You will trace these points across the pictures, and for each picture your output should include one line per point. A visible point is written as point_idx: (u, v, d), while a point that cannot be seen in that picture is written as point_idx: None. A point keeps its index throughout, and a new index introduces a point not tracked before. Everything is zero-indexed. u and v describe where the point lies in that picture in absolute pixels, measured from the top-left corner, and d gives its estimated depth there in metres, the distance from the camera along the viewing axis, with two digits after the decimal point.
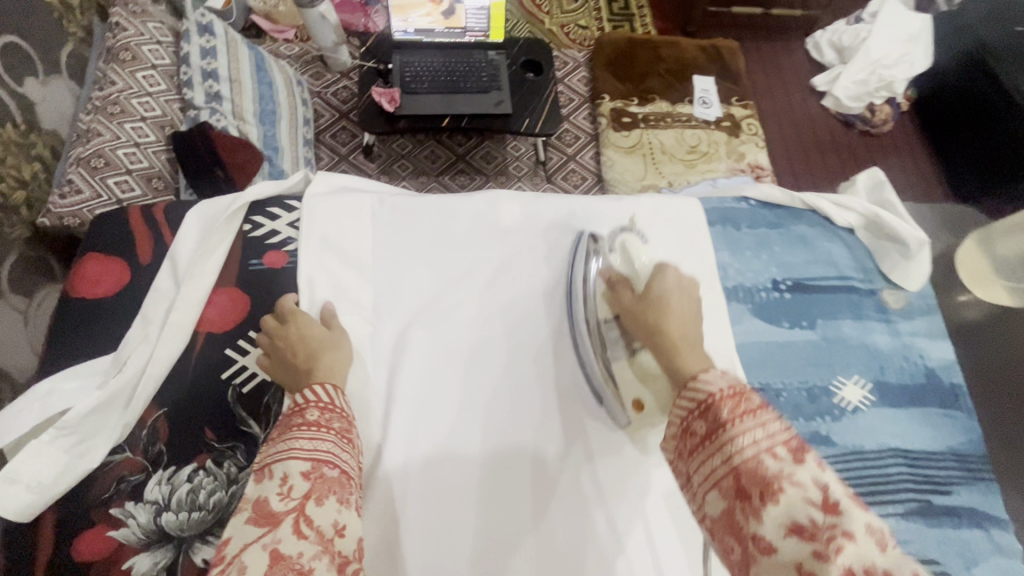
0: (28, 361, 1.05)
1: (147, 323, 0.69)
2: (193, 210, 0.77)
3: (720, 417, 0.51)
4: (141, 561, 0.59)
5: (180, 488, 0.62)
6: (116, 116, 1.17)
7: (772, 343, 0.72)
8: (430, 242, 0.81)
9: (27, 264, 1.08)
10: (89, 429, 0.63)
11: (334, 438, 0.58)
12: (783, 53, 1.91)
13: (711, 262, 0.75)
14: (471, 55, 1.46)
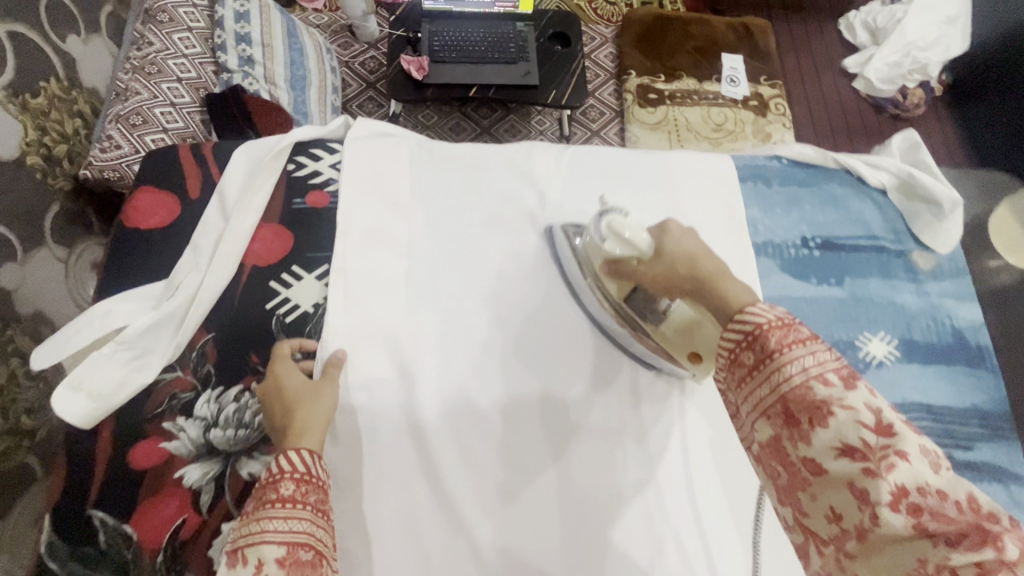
0: (69, 310, 1.09)
1: (197, 251, 0.70)
2: (241, 149, 0.77)
3: (768, 347, 0.51)
4: (192, 472, 0.60)
5: (227, 407, 0.63)
6: (153, 77, 1.21)
7: (799, 297, 0.72)
8: (465, 183, 0.79)
9: (69, 218, 1.11)
10: (145, 345, 0.64)
11: (309, 514, 0.52)
12: (815, 34, 1.87)
13: (741, 219, 0.76)
14: (500, 25, 1.46)
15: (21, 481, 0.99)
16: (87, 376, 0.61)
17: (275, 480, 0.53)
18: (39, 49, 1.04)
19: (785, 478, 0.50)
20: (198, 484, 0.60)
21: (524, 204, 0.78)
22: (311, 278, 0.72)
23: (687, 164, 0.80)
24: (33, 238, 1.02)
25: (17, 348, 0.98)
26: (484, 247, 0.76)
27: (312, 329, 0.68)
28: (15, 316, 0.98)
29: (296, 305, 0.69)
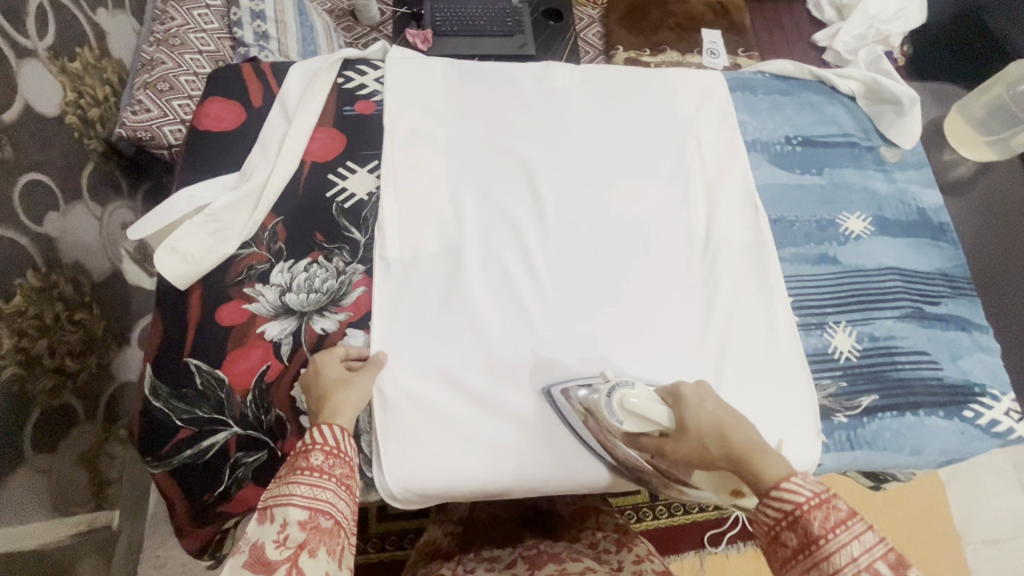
0: (103, 265, 1.16)
1: (265, 147, 0.79)
2: (295, 67, 0.86)
3: (812, 532, 0.53)
4: (272, 327, 0.70)
5: (299, 276, 0.73)
6: (177, 48, 1.28)
7: (788, 184, 0.84)
8: (491, 93, 0.86)
9: (101, 178, 1.18)
10: (227, 221, 0.73)
11: (333, 486, 0.59)
12: (785, 11, 2.00)
13: (732, 120, 0.87)
14: (496, 1, 1.56)
15: (64, 420, 1.04)
16: (182, 242, 0.71)
17: (308, 447, 0.60)
18: (74, 16, 1.11)
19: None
20: (278, 338, 0.70)
21: (548, 108, 0.85)
22: (363, 172, 0.80)
23: (686, 77, 0.89)
24: (72, 192, 1.09)
25: (61, 294, 1.04)
26: (514, 146, 0.82)
27: (368, 211, 0.77)
28: (58, 263, 1.04)
29: (350, 192, 0.78)
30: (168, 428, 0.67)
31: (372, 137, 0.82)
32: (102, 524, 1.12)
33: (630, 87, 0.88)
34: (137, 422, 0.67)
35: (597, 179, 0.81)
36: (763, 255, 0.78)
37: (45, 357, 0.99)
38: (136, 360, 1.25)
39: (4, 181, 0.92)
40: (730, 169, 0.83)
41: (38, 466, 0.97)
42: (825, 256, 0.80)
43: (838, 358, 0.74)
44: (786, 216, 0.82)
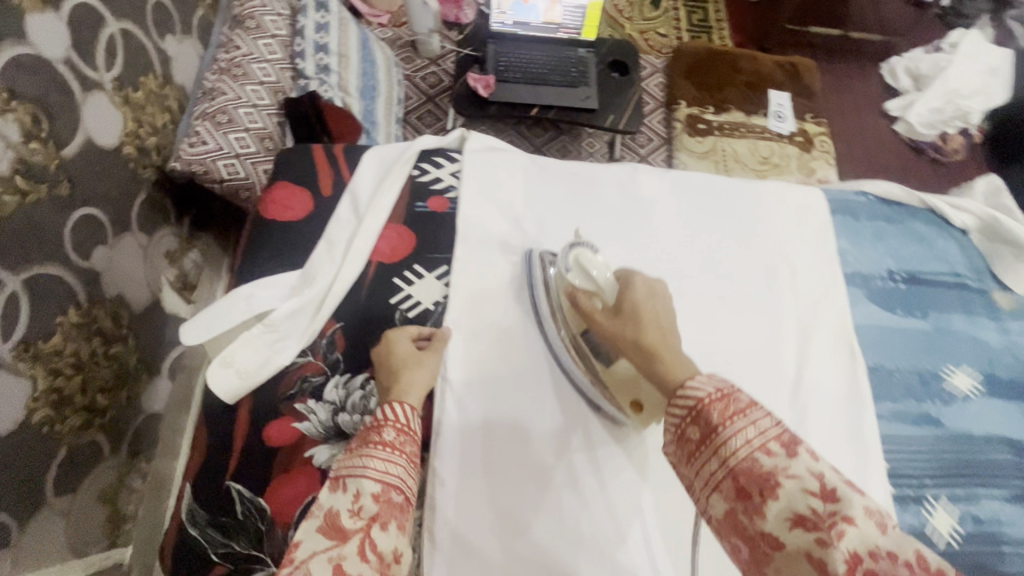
0: (142, 294, 1.14)
1: (331, 245, 0.84)
2: (371, 152, 0.94)
3: (711, 421, 0.53)
4: (322, 452, 0.69)
5: (354, 394, 0.73)
6: (238, 78, 1.26)
7: (884, 325, 0.84)
8: (579, 201, 0.90)
9: (152, 209, 1.16)
10: (286, 330, 0.77)
11: (404, 462, 0.60)
12: (858, 76, 1.92)
13: (829, 248, 0.88)
14: (562, 51, 1.53)
15: (89, 457, 1.02)
16: (238, 355, 0.74)
17: (378, 423, 0.62)
18: (143, 45, 1.10)
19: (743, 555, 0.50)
20: (326, 465, 0.69)
21: (635, 219, 0.88)
22: (431, 278, 0.84)
23: (774, 201, 0.92)
24: (123, 223, 1.07)
25: (99, 328, 1.02)
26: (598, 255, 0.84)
27: (432, 323, 0.79)
28: (101, 297, 1.02)
29: (415, 300, 0.81)
30: (204, 564, 0.65)
31: (442, 238, 0.87)
32: (114, 563, 1.10)
33: (716, 205, 0.91)
34: (174, 548, 0.66)
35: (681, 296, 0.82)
36: (858, 409, 0.75)
37: (78, 393, 0.97)
38: (165, 392, 1.23)
39: (57, 218, 0.90)
40: (816, 307, 0.83)
41: (59, 507, 0.95)
42: (927, 415, 0.78)
43: (937, 541, 0.70)
44: (883, 364, 0.80)
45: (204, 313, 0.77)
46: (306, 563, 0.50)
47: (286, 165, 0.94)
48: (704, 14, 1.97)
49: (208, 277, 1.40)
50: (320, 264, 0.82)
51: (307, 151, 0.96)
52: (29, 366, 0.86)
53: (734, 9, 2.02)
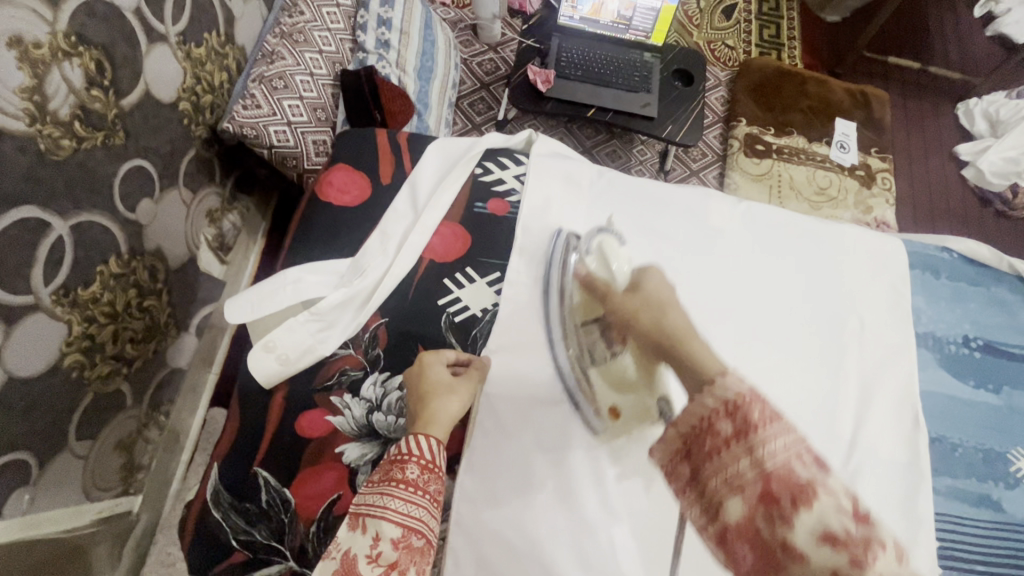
0: (180, 251, 1.14)
1: (386, 239, 0.85)
2: (434, 146, 0.94)
3: (751, 418, 0.46)
4: (353, 450, 0.70)
5: (391, 395, 0.73)
6: (298, 44, 1.24)
7: (955, 397, 0.80)
8: (648, 218, 0.87)
9: (199, 166, 1.16)
10: (331, 319, 0.78)
11: (426, 503, 0.61)
12: (930, 115, 1.83)
13: (904, 303, 0.84)
14: (626, 53, 1.49)
15: (111, 407, 1.02)
16: (281, 341, 0.74)
17: (402, 458, 0.62)
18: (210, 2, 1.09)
19: (752, 563, 0.45)
20: (355, 464, 0.70)
21: (703, 245, 0.85)
22: (482, 283, 0.84)
23: (851, 245, 0.88)
24: (170, 178, 1.07)
25: (136, 281, 1.02)
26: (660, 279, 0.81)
27: (478, 331, 0.79)
28: (142, 249, 1.02)
29: (464, 305, 0.81)
30: (224, 547, 0.67)
31: (498, 247, 0.87)
32: (123, 511, 1.11)
33: (790, 242, 0.87)
34: (195, 527, 0.68)
35: (742, 333, 0.79)
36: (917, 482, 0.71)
37: (109, 343, 0.98)
38: (191, 348, 1.24)
39: (108, 167, 0.90)
40: (882, 364, 0.79)
41: (78, 451, 0.96)
42: (986, 497, 0.74)
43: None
44: (947, 436, 0.77)
45: (256, 288, 0.77)
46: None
47: (344, 150, 0.94)
48: (777, 29, 1.89)
49: (245, 239, 1.41)
50: (371, 257, 0.83)
51: (370, 135, 0.96)
52: (66, 311, 0.87)
53: (809, 28, 1.94)
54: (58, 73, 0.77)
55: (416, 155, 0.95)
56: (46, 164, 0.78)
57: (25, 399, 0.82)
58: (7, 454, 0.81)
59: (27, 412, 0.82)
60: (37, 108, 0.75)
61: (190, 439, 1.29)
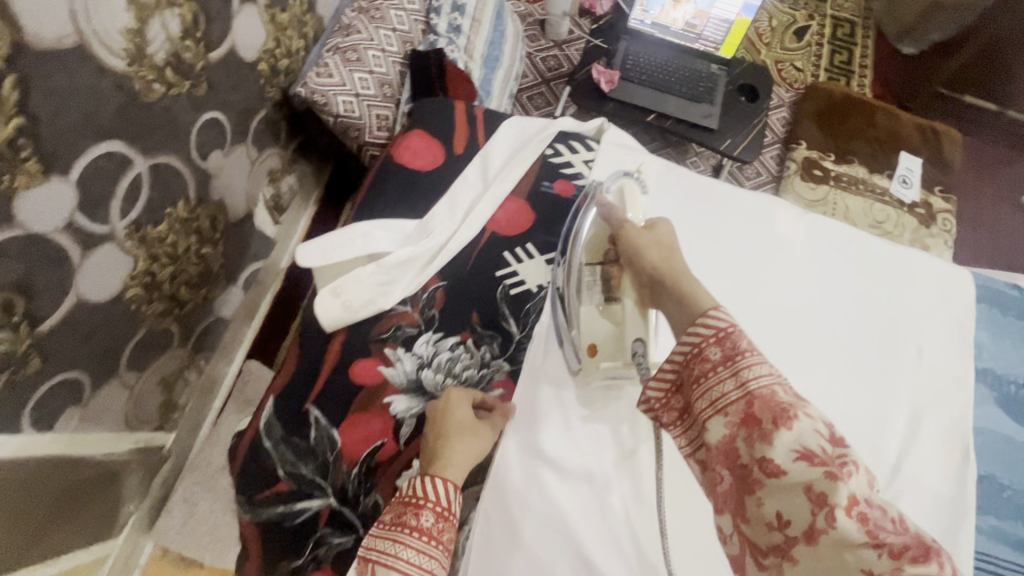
0: (240, 206, 1.19)
1: (454, 205, 0.88)
2: (509, 121, 0.97)
3: (739, 346, 0.59)
4: (400, 402, 0.78)
5: (441, 354, 0.81)
6: (375, 21, 1.28)
7: (1001, 435, 0.82)
8: (712, 221, 0.87)
9: (267, 126, 1.20)
10: (395, 275, 0.82)
11: (438, 553, 0.64)
12: (1002, 161, 1.76)
13: (966, 334, 0.83)
14: (693, 63, 1.48)
15: (160, 344, 1.07)
16: (348, 289, 0.79)
17: (418, 503, 0.66)
18: None
19: (731, 481, 0.57)
20: (400, 415, 0.78)
21: (768, 255, 0.84)
22: (540, 260, 0.89)
23: (920, 270, 0.86)
24: (241, 135, 1.11)
25: (197, 228, 1.06)
26: (720, 284, 0.82)
27: (530, 307, 0.86)
28: (207, 198, 1.07)
29: (519, 280, 0.87)
30: (271, 478, 0.76)
31: (555, 227, 0.91)
32: (156, 445, 1.16)
33: (852, 262, 0.85)
34: (245, 458, 0.78)
35: (796, 347, 0.79)
36: (959, 514, 0.72)
37: (166, 282, 1.02)
38: (236, 300, 1.28)
39: (190, 116, 0.94)
40: (936, 395, 0.78)
41: (126, 381, 1.00)
42: None
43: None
44: (995, 475, 0.79)
45: (327, 238, 0.81)
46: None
47: (419, 117, 0.97)
48: (848, 56, 1.85)
49: (298, 204, 1.45)
50: (437, 223, 0.87)
51: (448, 106, 0.98)
52: (134, 246, 0.91)
53: (882, 59, 1.88)
54: (160, 21, 0.82)
55: (488, 132, 0.96)
56: (137, 105, 0.82)
57: (88, 323, 0.86)
58: (65, 373, 0.85)
59: (88, 336, 0.87)
60: (136, 50, 0.79)
61: (224, 388, 1.33)
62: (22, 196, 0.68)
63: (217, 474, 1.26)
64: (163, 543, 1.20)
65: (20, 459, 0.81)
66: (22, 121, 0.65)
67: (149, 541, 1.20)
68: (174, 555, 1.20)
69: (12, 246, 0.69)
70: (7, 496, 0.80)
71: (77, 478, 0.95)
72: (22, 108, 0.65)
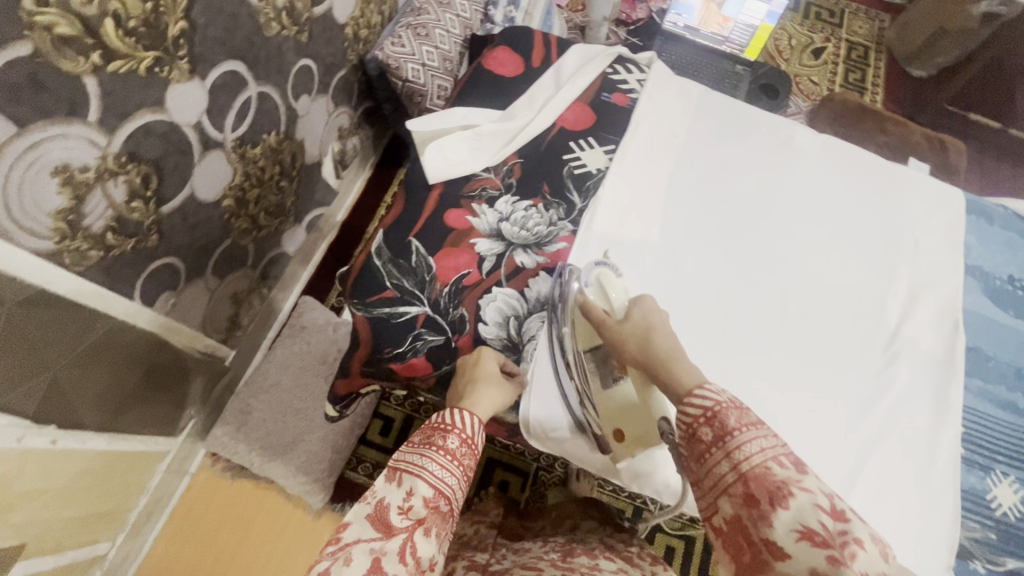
0: (315, 150, 1.34)
1: (531, 101, 0.96)
2: (576, 46, 1.03)
3: (727, 425, 0.54)
4: (483, 244, 0.82)
5: (517, 212, 0.85)
6: (443, 6, 1.43)
7: (994, 320, 0.86)
8: (735, 132, 0.95)
9: (344, 85, 1.37)
10: (482, 144, 0.90)
11: (459, 474, 0.63)
12: (1005, 176, 1.92)
13: (961, 237, 0.90)
14: (722, 62, 1.66)
15: (237, 259, 1.20)
16: (446, 147, 0.88)
17: (445, 427, 0.65)
18: None
19: (743, 560, 0.51)
20: (484, 254, 0.82)
21: (784, 161, 0.93)
22: (599, 150, 0.91)
23: (920, 181, 0.94)
24: (325, 86, 1.28)
25: (281, 160, 1.21)
26: (740, 181, 0.90)
27: (593, 184, 0.87)
28: (292, 135, 1.22)
29: (584, 163, 0.89)
30: (379, 285, 0.79)
31: (618, 124, 0.94)
32: (221, 356, 1.27)
33: (863, 174, 0.93)
34: (358, 271, 0.81)
35: (806, 235, 0.87)
36: (950, 374, 0.78)
37: (251, 202, 1.16)
38: (300, 238, 1.43)
39: (291, 58, 1.11)
40: (933, 281, 0.85)
41: (208, 284, 1.13)
42: (1013, 403, 0.80)
43: (995, 509, 0.73)
44: (982, 348, 0.83)
45: (429, 114, 0.92)
46: (349, 549, 0.55)
47: (501, 39, 1.06)
48: (863, 74, 2.03)
49: (358, 164, 1.61)
50: (520, 109, 0.95)
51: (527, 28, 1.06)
52: (235, 160, 1.05)
53: (891, 81, 2.06)
54: None
55: (561, 52, 1.05)
56: (260, 36, 0.98)
57: (195, 217, 1.00)
58: (171, 258, 0.99)
59: (193, 229, 1.01)
60: None
61: (278, 320, 1.46)
62: (174, 87, 0.83)
63: (271, 388, 1.35)
64: (214, 449, 1.31)
65: (129, 323, 0.94)
66: (185, 25, 0.81)
67: (201, 448, 1.32)
68: (223, 461, 1.32)
69: (158, 127, 0.83)
70: (112, 352, 0.92)
71: (159, 364, 1.06)
72: (187, 14, 0.81)
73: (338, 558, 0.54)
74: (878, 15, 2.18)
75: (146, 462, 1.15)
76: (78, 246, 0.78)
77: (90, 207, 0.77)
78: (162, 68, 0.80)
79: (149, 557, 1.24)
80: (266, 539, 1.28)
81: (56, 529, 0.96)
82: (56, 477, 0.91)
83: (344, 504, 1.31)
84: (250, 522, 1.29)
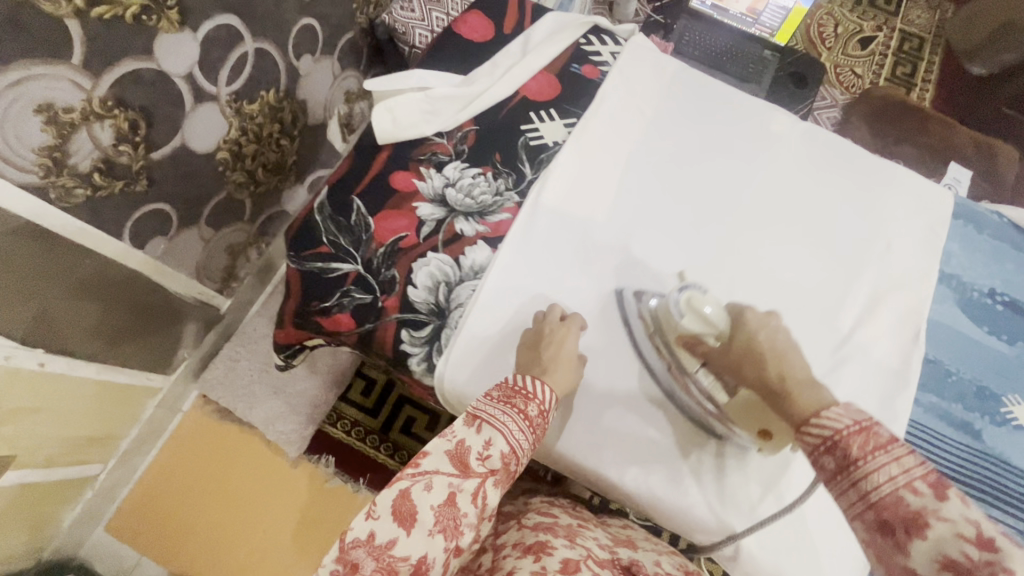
0: (319, 111, 1.36)
1: (496, 67, 0.95)
2: (553, 14, 1.01)
3: (849, 454, 0.49)
4: (425, 207, 0.82)
5: (464, 179, 0.85)
6: None
7: (963, 334, 0.81)
8: (710, 113, 0.90)
9: (352, 47, 1.38)
10: (437, 108, 0.90)
11: (532, 440, 0.66)
12: None
13: (940, 244, 0.84)
14: (750, 44, 1.57)
15: (234, 212, 1.25)
16: (398, 107, 0.88)
17: (525, 393, 0.67)
18: None
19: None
20: (424, 218, 0.82)
21: (759, 148, 0.88)
22: (559, 123, 0.90)
23: (904, 179, 0.88)
24: (330, 47, 1.29)
25: (281, 117, 1.24)
26: (707, 166, 0.86)
27: (547, 156, 0.87)
28: (293, 94, 1.24)
29: (541, 134, 0.88)
30: (315, 240, 0.81)
31: (583, 98, 0.93)
32: (216, 304, 1.33)
33: (843, 167, 0.88)
34: (298, 225, 0.83)
35: (770, 227, 0.83)
36: (900, 385, 0.74)
37: (249, 157, 1.20)
38: (301, 198, 1.46)
39: (293, 16, 1.12)
40: (899, 286, 0.80)
41: (202, 234, 1.18)
42: (968, 424, 0.75)
43: None
44: (941, 360, 0.78)
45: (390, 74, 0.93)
46: (430, 476, 0.61)
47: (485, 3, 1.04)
48: (912, 69, 1.89)
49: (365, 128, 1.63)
50: (483, 76, 0.94)
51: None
52: (231, 114, 1.08)
53: (943, 77, 1.91)
54: None
55: (536, 17, 1.03)
56: None
57: (188, 166, 1.04)
58: (162, 204, 1.03)
59: (186, 178, 1.05)
60: None
61: (277, 277, 1.51)
62: (163, 36, 0.86)
63: None
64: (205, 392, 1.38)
65: (119, 262, 0.99)
66: None
67: (194, 389, 1.39)
68: (213, 404, 1.39)
69: (147, 74, 0.87)
70: (103, 288, 0.99)
71: (151, 304, 1.12)
72: None
73: (419, 482, 0.60)
74: (940, 5, 2.01)
75: (138, 395, 1.23)
76: (65, 184, 0.82)
77: (75, 146, 0.81)
78: (150, 16, 0.82)
79: (140, 484, 1.33)
80: (247, 480, 1.35)
81: (48, 447, 1.04)
82: (48, 399, 0.99)
83: (319, 458, 1.36)
84: (234, 464, 1.36)
